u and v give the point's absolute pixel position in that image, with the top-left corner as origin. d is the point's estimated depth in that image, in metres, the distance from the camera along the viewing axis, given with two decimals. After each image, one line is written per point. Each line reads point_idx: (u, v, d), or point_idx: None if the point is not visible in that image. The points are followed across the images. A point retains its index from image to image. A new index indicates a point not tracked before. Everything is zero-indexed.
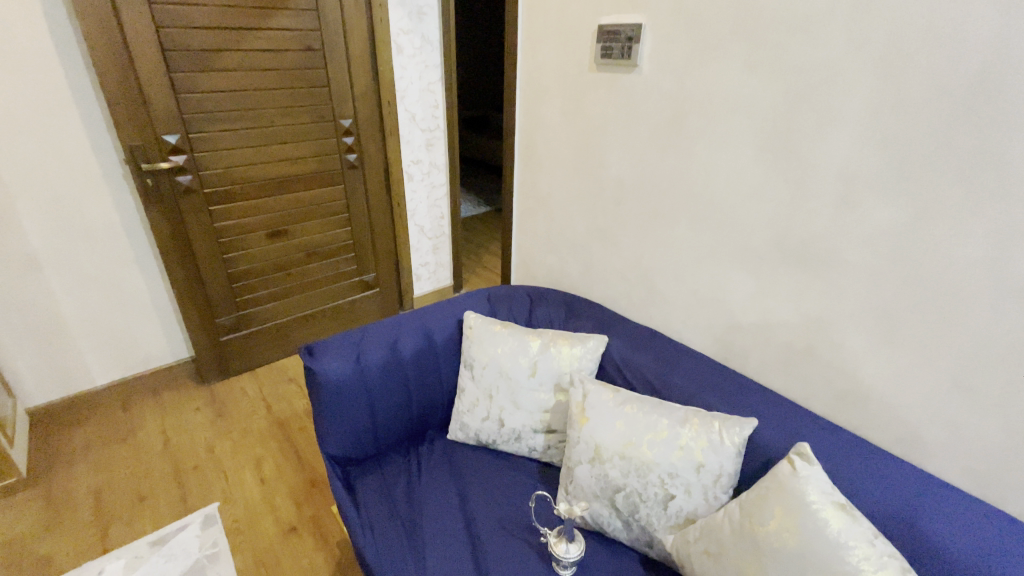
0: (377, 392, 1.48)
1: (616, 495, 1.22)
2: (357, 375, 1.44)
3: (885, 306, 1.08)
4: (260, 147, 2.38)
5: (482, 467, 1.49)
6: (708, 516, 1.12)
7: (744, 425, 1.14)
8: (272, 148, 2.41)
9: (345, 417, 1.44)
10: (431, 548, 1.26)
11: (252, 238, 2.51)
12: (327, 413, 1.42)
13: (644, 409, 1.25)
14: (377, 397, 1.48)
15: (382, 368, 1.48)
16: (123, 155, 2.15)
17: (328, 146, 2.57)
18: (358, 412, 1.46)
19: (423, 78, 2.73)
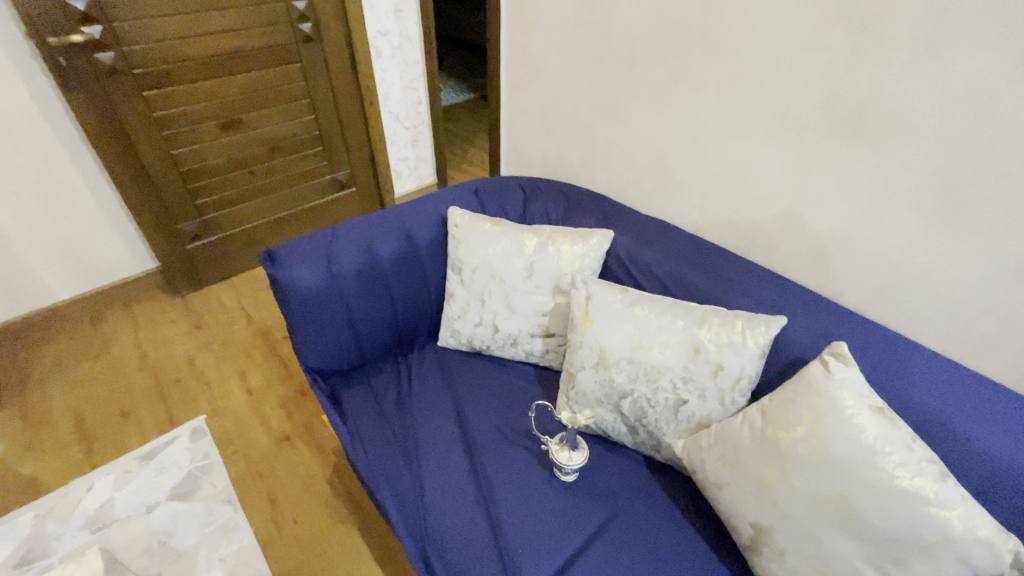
0: (355, 301, 1.31)
1: (622, 400, 1.12)
2: (331, 283, 1.26)
3: (957, 180, 0.89)
4: (194, 15, 1.96)
5: (476, 374, 1.38)
6: (724, 421, 1.03)
7: (770, 325, 1.00)
8: (209, 16, 2.00)
9: (322, 329, 1.29)
10: (427, 460, 1.19)
11: (203, 130, 2.19)
12: (301, 326, 1.27)
13: (656, 310, 1.10)
14: (356, 306, 1.31)
15: (359, 274, 1.29)
16: (22, 26, 1.75)
17: (276, 14, 2.14)
18: (336, 323, 1.30)
19: None
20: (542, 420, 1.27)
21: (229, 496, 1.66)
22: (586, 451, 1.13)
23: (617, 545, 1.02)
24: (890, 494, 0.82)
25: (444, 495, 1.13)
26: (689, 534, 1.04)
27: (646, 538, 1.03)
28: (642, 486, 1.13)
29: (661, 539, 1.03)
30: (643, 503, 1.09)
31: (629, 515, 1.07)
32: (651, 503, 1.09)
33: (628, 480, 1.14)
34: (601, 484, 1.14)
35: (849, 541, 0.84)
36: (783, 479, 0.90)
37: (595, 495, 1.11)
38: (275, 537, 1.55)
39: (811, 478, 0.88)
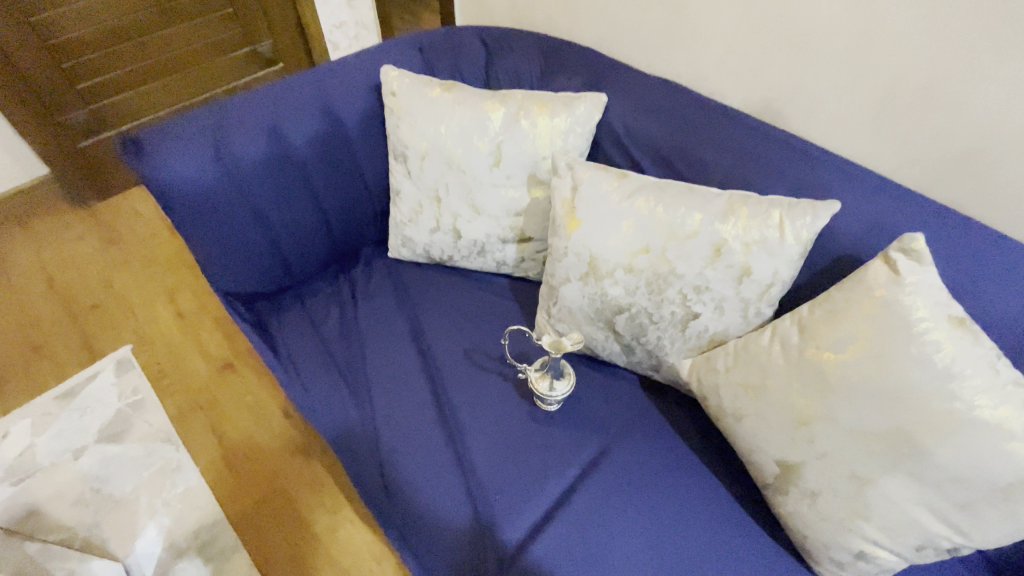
0: (266, 202, 1.01)
1: (616, 318, 0.87)
2: (228, 177, 0.95)
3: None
4: None
5: (435, 286, 1.11)
6: (747, 336, 0.80)
7: (819, 215, 0.74)
8: None
9: (228, 240, 1.00)
10: (378, 393, 0.97)
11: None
12: (199, 239, 0.97)
13: (665, 202, 0.80)
14: (268, 208, 1.01)
15: (264, 165, 0.98)
16: None
17: None
18: (245, 231, 1.01)
19: None
20: (518, 340, 1.03)
21: (168, 434, 1.46)
22: (572, 379, 0.91)
23: (613, 485, 0.85)
24: (966, 429, 0.63)
25: (401, 437, 0.92)
26: (697, 468, 0.87)
27: (647, 476, 0.86)
28: (640, 413, 0.94)
29: (664, 475, 0.86)
30: (641, 433, 0.91)
31: (625, 448, 0.89)
32: (649, 432, 0.91)
33: (622, 405, 0.95)
34: (591, 414, 0.94)
35: (902, 481, 0.67)
36: (824, 410, 0.71)
37: (584, 428, 0.92)
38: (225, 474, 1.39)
39: (863, 409, 0.69)
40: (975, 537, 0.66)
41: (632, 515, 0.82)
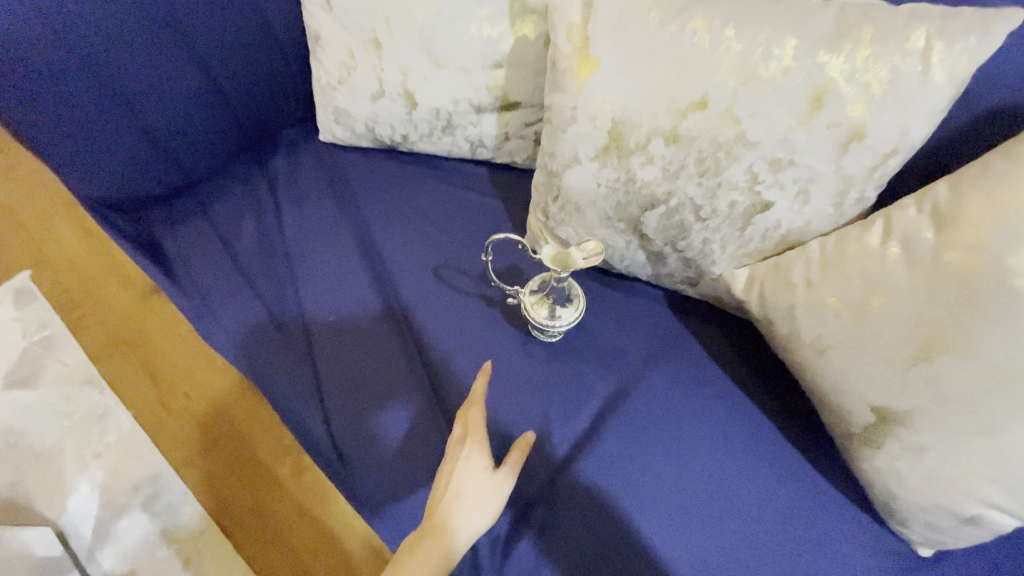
0: (105, 49, 0.66)
1: (645, 214, 0.60)
2: None
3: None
4: None
5: (386, 176, 0.80)
6: (842, 234, 0.55)
7: (996, 28, 0.45)
8: None
9: (62, 117, 0.66)
10: (313, 321, 0.70)
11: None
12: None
13: (736, 21, 0.49)
14: (112, 59, 0.67)
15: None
16: None
17: None
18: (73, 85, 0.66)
19: None
20: (504, 249, 0.76)
21: (89, 374, 1.21)
22: (583, 303, 0.67)
23: (636, 436, 0.64)
24: None
25: (352, 384, 0.67)
26: (746, 409, 0.66)
27: (680, 421, 0.65)
28: (668, 340, 0.71)
29: (703, 419, 0.65)
30: (672, 368, 0.69)
31: (650, 385, 0.67)
32: (682, 365, 0.69)
33: (647, 332, 0.71)
34: (605, 345, 0.70)
35: None
36: (962, 338, 0.47)
37: (598, 365, 0.69)
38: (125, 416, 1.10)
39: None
40: None
41: (662, 473, 0.62)
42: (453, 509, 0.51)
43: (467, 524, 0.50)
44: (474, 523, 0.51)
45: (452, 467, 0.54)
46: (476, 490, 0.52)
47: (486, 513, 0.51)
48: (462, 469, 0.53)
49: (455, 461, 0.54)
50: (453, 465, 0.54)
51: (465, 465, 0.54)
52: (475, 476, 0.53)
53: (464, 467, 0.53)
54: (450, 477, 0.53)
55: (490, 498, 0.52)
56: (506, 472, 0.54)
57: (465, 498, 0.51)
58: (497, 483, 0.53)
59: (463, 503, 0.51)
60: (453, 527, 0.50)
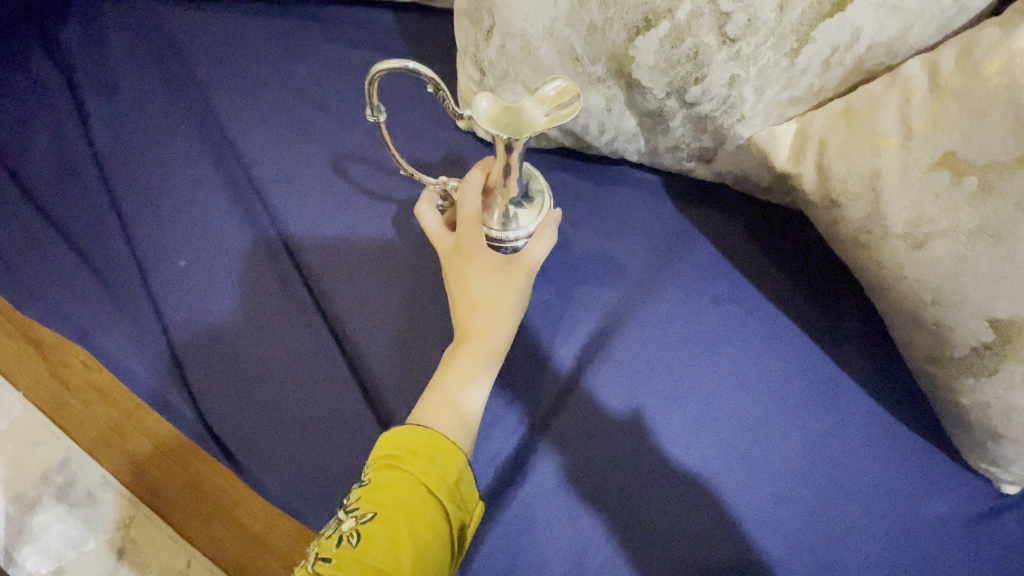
0: None
1: (636, 41, 0.36)
2: None
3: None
4: None
5: (243, 39, 0.55)
6: (969, 42, 0.33)
7: None
8: None
9: None
10: (154, 260, 0.48)
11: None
12: None
13: None
14: None
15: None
16: None
17: None
18: None
19: None
20: (431, 132, 0.52)
21: None
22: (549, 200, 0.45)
23: (641, 375, 0.45)
24: None
25: (219, 350, 0.46)
26: (782, 328, 0.47)
27: (697, 346, 0.46)
28: (669, 242, 0.50)
29: (726, 344, 0.46)
30: (678, 281, 0.49)
31: (657, 300, 0.48)
32: (691, 275, 0.49)
33: (640, 236, 0.51)
34: (582, 258, 0.50)
35: None
36: None
37: (574, 287, 0.49)
38: (14, 368, 0.81)
39: None
40: None
41: (677, 419, 0.44)
42: (479, 315, 0.38)
43: (498, 332, 0.38)
44: (505, 332, 0.39)
45: (457, 279, 0.39)
46: (502, 281, 0.39)
47: (515, 312, 0.39)
48: (472, 278, 0.39)
49: (459, 269, 0.39)
50: (458, 277, 0.39)
51: (471, 269, 0.39)
52: (490, 276, 0.39)
53: (475, 274, 0.39)
54: (460, 293, 0.39)
55: (517, 295, 0.39)
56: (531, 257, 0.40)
57: (490, 303, 0.38)
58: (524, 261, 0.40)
59: (489, 313, 0.38)
60: (482, 344, 0.38)
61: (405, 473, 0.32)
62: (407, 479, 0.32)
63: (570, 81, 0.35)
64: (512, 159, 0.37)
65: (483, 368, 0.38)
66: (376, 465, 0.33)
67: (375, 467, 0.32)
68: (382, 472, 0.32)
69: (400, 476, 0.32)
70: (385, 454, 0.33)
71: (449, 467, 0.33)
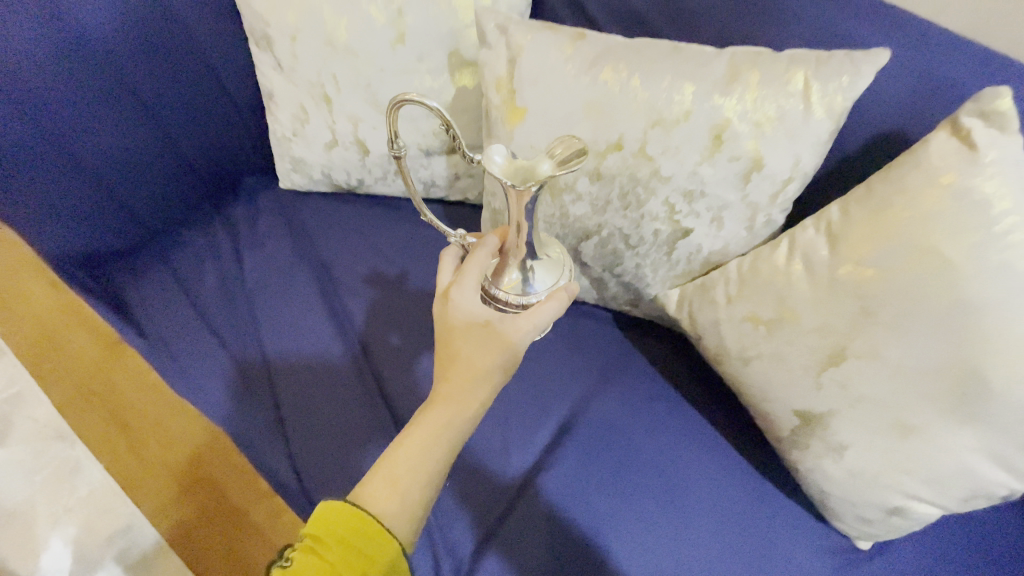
0: (43, 94, 0.69)
1: (581, 243, 0.66)
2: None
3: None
4: None
5: (343, 220, 0.86)
6: (759, 255, 0.60)
7: (866, 67, 0.51)
8: None
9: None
10: (275, 358, 0.74)
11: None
12: None
13: (638, 71, 0.56)
14: (51, 105, 0.70)
15: (64, 77, 0.70)
16: None
17: None
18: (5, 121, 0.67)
19: None
20: None
21: None
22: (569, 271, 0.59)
23: (596, 450, 0.67)
24: None
25: (315, 428, 0.69)
26: (693, 421, 0.70)
27: (632, 440, 0.68)
28: (618, 357, 0.75)
29: (655, 432, 0.69)
30: (624, 386, 0.73)
31: (602, 412, 0.70)
32: (633, 382, 0.73)
33: (599, 353, 0.76)
34: (559, 367, 0.74)
35: (962, 428, 0.51)
36: (864, 345, 0.53)
37: (552, 384, 0.73)
38: None
39: (918, 341, 0.50)
40: None
41: (619, 483, 0.65)
42: (458, 376, 0.50)
43: (469, 400, 0.50)
44: (474, 396, 0.50)
45: (448, 334, 0.52)
46: (481, 345, 0.51)
47: (485, 381, 0.51)
48: (460, 330, 0.51)
49: (453, 321, 0.52)
50: (449, 327, 0.52)
51: (458, 324, 0.52)
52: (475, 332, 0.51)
53: (461, 331, 0.51)
54: (447, 345, 0.52)
55: (493, 357, 0.51)
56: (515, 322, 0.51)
57: (466, 362, 0.50)
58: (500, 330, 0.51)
59: (466, 369, 0.50)
60: (456, 406, 0.50)
61: (321, 560, 0.42)
62: (322, 566, 0.42)
63: (570, 140, 0.48)
64: (518, 211, 0.50)
65: (455, 425, 0.49)
66: (302, 548, 0.43)
67: (301, 550, 0.43)
68: (305, 556, 0.43)
69: (316, 562, 0.42)
70: (310, 540, 0.43)
71: (362, 559, 0.43)
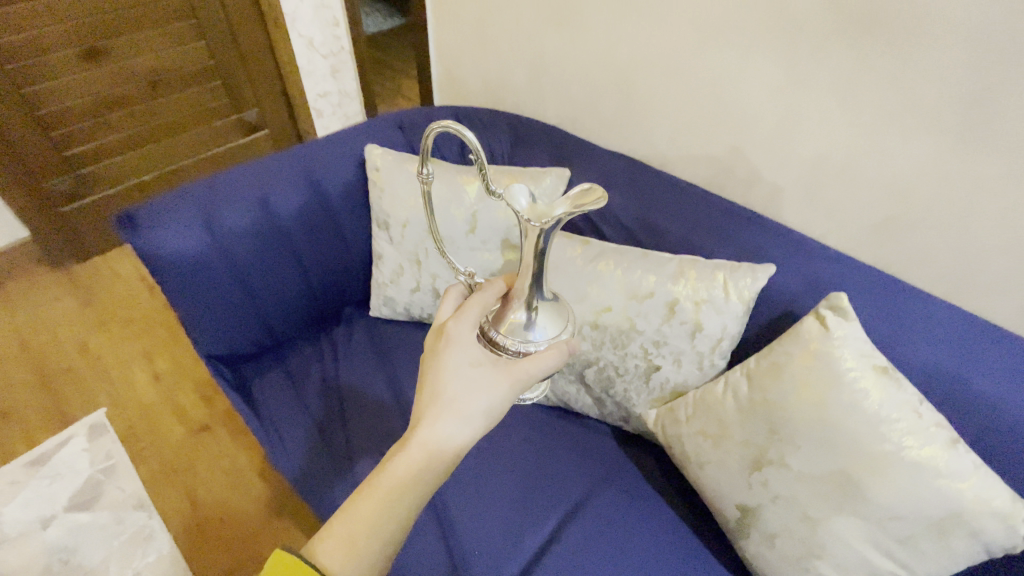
0: (249, 264, 1.04)
1: (586, 370, 0.97)
2: (219, 237, 0.99)
3: (1008, 78, 0.70)
4: None
5: (413, 343, 1.17)
6: (708, 389, 0.88)
7: (758, 275, 0.85)
8: None
9: (203, 289, 1.01)
10: (355, 448, 0.99)
11: (46, 42, 1.74)
12: (181, 292, 0.99)
13: (622, 265, 0.94)
14: (251, 270, 1.05)
15: (264, 253, 1.05)
16: None
17: None
18: (222, 279, 1.02)
19: None
20: None
21: (141, 500, 1.41)
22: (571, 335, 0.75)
23: (590, 535, 0.88)
24: (897, 468, 0.71)
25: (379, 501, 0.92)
26: (669, 518, 0.91)
27: (619, 530, 0.89)
28: (613, 463, 0.99)
29: (638, 525, 0.90)
30: (616, 485, 0.95)
31: (593, 508, 0.92)
32: (623, 483, 0.95)
33: (599, 458, 0.99)
34: (567, 467, 0.98)
35: (850, 522, 0.73)
36: (776, 455, 0.78)
37: (561, 479, 0.96)
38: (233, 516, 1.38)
39: (809, 453, 0.75)
40: (919, 572, 0.72)
41: (606, 564, 0.85)
42: (434, 418, 0.65)
43: (441, 443, 0.65)
44: (446, 438, 0.65)
45: (436, 371, 0.68)
46: (460, 393, 0.67)
47: (454, 425, 0.66)
48: (448, 370, 0.68)
49: (444, 355, 0.69)
50: (438, 364, 0.68)
51: (445, 361, 0.68)
52: (467, 369, 0.68)
53: (447, 371, 0.68)
54: (434, 380, 0.68)
55: (469, 403, 0.67)
56: (505, 372, 0.69)
57: (448, 401, 0.66)
58: (478, 378, 0.68)
59: (444, 406, 0.66)
60: (430, 446, 0.65)
61: None
62: None
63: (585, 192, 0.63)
64: (526, 259, 0.69)
65: (429, 458, 0.64)
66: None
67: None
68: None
69: None
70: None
71: None
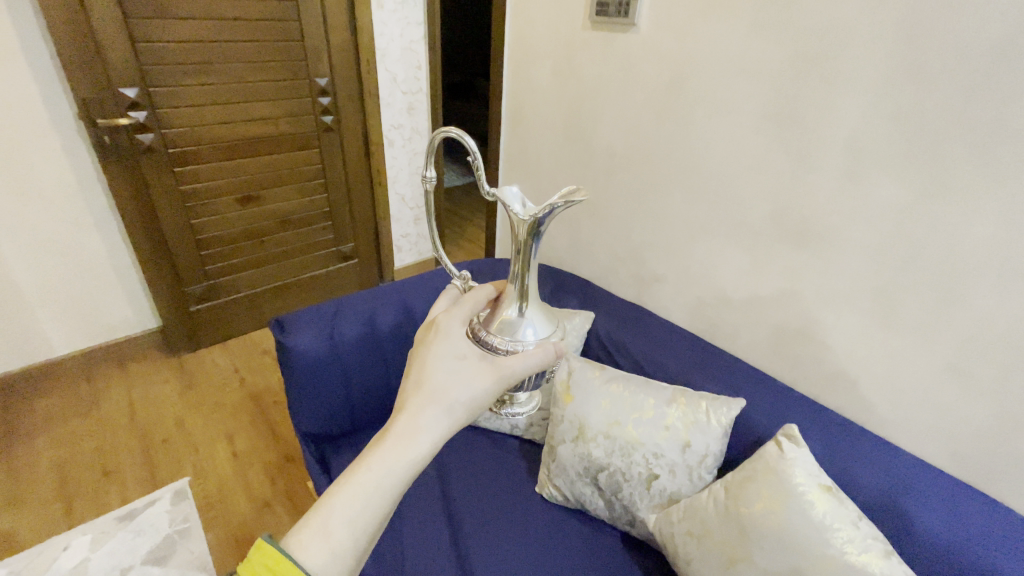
0: (353, 365, 1.40)
1: (599, 474, 1.20)
2: (337, 343, 1.36)
3: (896, 280, 1.03)
4: (229, 116, 2.27)
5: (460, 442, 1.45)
6: (696, 497, 1.09)
7: (731, 406, 1.12)
8: (245, 118, 2.31)
9: (316, 380, 1.35)
10: (408, 528, 1.23)
11: (220, 190, 2.37)
12: (301, 381, 1.33)
13: (630, 388, 1.23)
14: (352, 369, 1.40)
15: (364, 356, 1.41)
16: (80, 119, 2.02)
17: (304, 123, 2.49)
18: (330, 374, 1.36)
19: (410, 147, 2.87)
20: (525, 494, 1.33)
21: (204, 564, 1.62)
22: (557, 339, 0.88)
23: None
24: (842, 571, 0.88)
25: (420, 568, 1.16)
26: None
27: None
28: (617, 562, 1.17)
29: None
30: None
31: None
32: None
33: (605, 558, 1.18)
34: (577, 561, 1.17)
35: None
36: (746, 554, 0.96)
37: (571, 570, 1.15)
38: None
39: (771, 552, 0.94)
40: None
41: None
42: (415, 409, 0.74)
43: (421, 435, 0.73)
44: (427, 429, 0.73)
45: (421, 366, 0.79)
46: (441, 388, 0.76)
47: (434, 416, 0.74)
48: (432, 365, 0.78)
49: (430, 349, 0.80)
50: (423, 360, 0.79)
51: (431, 357, 0.79)
52: (452, 361, 0.80)
53: (431, 368, 0.78)
54: (419, 374, 0.78)
55: (450, 395, 0.76)
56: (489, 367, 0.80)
57: (429, 393, 0.75)
58: (460, 375, 0.78)
59: (427, 396, 0.75)
60: (409, 439, 0.72)
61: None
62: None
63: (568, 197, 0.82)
64: (518, 260, 0.85)
65: (409, 443, 0.71)
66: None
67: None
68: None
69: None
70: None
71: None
